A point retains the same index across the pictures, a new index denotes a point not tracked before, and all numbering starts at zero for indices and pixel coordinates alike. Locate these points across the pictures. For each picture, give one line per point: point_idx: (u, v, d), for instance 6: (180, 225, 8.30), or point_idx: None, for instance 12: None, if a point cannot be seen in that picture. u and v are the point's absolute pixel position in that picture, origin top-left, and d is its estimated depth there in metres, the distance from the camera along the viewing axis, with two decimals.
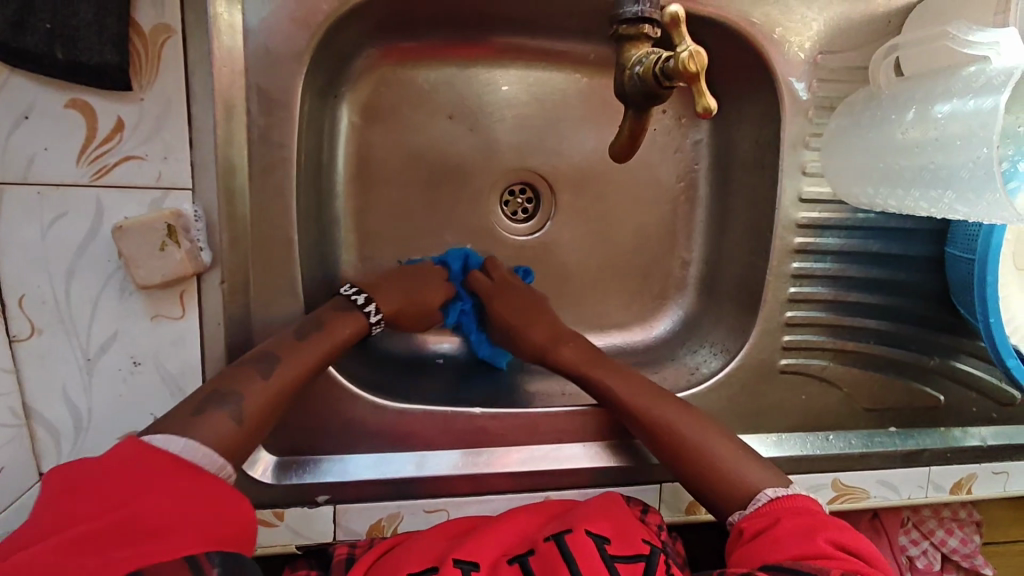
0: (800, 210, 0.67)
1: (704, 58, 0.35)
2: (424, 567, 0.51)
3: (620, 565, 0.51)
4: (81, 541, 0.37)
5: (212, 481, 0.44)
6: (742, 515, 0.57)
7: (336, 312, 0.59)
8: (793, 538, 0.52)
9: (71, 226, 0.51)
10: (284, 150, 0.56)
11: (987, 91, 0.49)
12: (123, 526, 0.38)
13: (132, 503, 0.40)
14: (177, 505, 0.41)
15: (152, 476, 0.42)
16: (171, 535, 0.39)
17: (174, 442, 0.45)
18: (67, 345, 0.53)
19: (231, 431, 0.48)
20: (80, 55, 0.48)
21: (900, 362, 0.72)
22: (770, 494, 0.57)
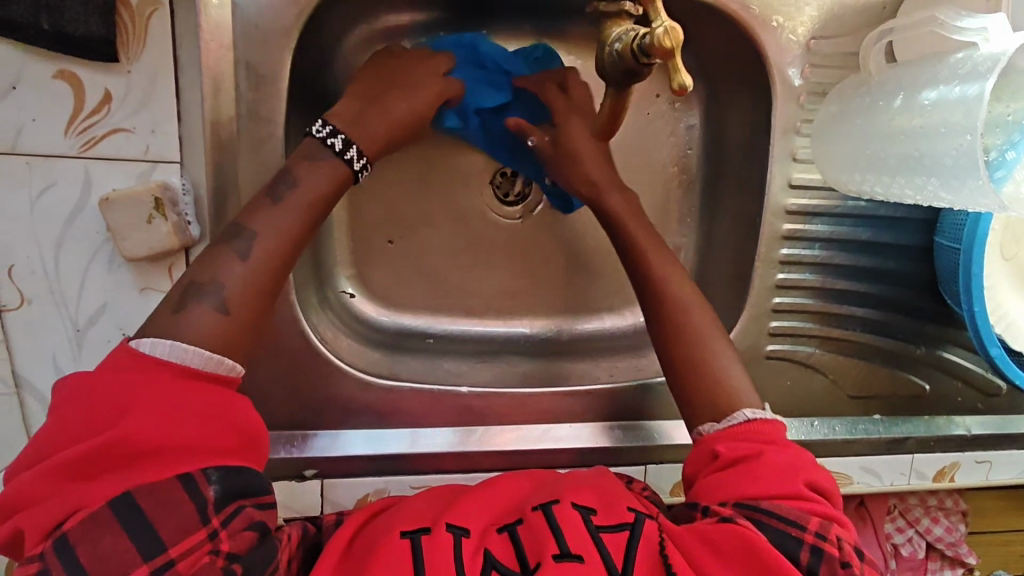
0: (789, 196, 0.68)
1: (680, 33, 0.32)
2: (417, 526, 0.51)
3: (605, 536, 0.50)
4: (78, 462, 0.38)
5: (209, 391, 0.43)
6: (717, 429, 0.56)
7: (313, 167, 0.53)
8: (769, 476, 0.52)
9: (59, 197, 0.52)
10: (272, 126, 0.57)
11: (973, 78, 0.49)
12: (109, 450, 0.39)
13: (123, 420, 0.39)
14: (171, 421, 0.40)
15: (143, 388, 0.41)
16: (159, 457, 0.40)
17: (161, 347, 0.43)
18: (56, 315, 0.54)
19: (216, 322, 0.46)
20: (66, 26, 0.48)
21: (885, 350, 0.73)
22: (748, 415, 0.56)
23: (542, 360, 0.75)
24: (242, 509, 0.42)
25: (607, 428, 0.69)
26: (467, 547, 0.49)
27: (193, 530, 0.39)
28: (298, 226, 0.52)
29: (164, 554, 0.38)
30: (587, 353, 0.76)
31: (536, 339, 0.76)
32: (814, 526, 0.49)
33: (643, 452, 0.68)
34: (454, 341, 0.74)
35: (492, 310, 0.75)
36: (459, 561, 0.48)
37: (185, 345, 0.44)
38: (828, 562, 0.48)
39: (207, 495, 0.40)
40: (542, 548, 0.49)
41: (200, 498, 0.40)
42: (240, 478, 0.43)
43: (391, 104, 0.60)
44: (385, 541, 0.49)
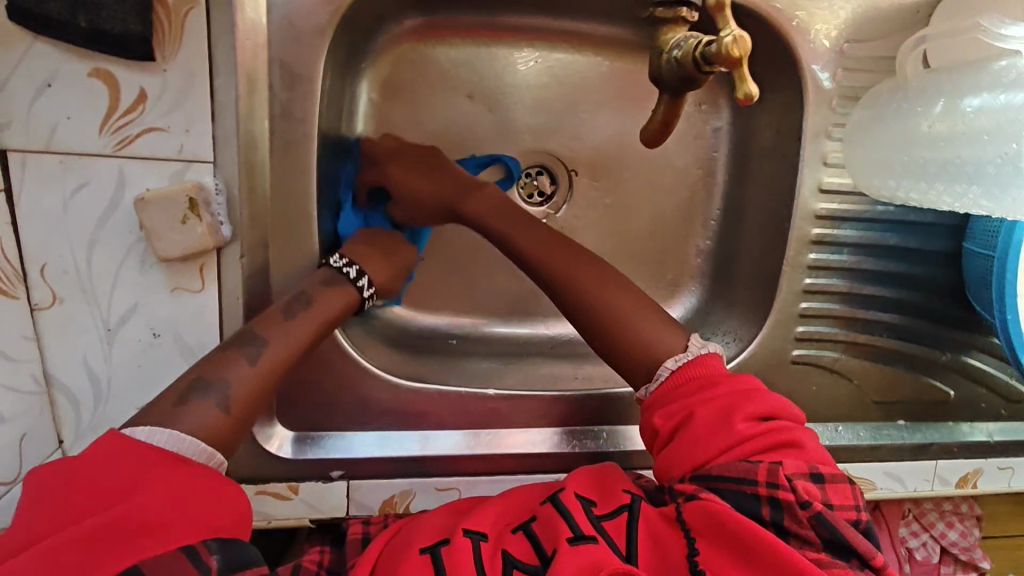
0: (819, 201, 0.67)
1: (748, 42, 0.32)
2: (435, 540, 0.51)
3: (608, 521, 0.50)
4: (77, 542, 0.37)
5: (204, 472, 0.43)
6: (652, 392, 0.57)
7: (326, 286, 0.57)
8: (707, 437, 0.51)
9: (93, 196, 0.51)
10: (305, 127, 0.56)
11: (1017, 86, 0.49)
12: (112, 527, 0.37)
13: (125, 499, 0.39)
14: (174, 498, 0.40)
15: (143, 469, 0.41)
16: (163, 530, 0.39)
17: (159, 435, 0.44)
18: (88, 314, 0.54)
19: (217, 421, 0.47)
20: (103, 23, 0.48)
21: (911, 355, 0.73)
22: (670, 367, 0.56)
23: (565, 362, 0.75)
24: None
25: (629, 430, 0.69)
26: (487, 549, 0.49)
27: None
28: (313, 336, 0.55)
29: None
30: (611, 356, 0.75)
31: (559, 341, 0.76)
32: (763, 475, 0.48)
33: None
34: (478, 343, 0.74)
35: (514, 313, 0.75)
36: (480, 564, 0.48)
37: (183, 435, 0.45)
38: (790, 509, 0.46)
39: (208, 565, 0.39)
40: (557, 534, 0.49)
41: (204, 567, 0.38)
42: (238, 550, 0.41)
43: (392, 254, 0.63)
44: (406, 558, 0.49)
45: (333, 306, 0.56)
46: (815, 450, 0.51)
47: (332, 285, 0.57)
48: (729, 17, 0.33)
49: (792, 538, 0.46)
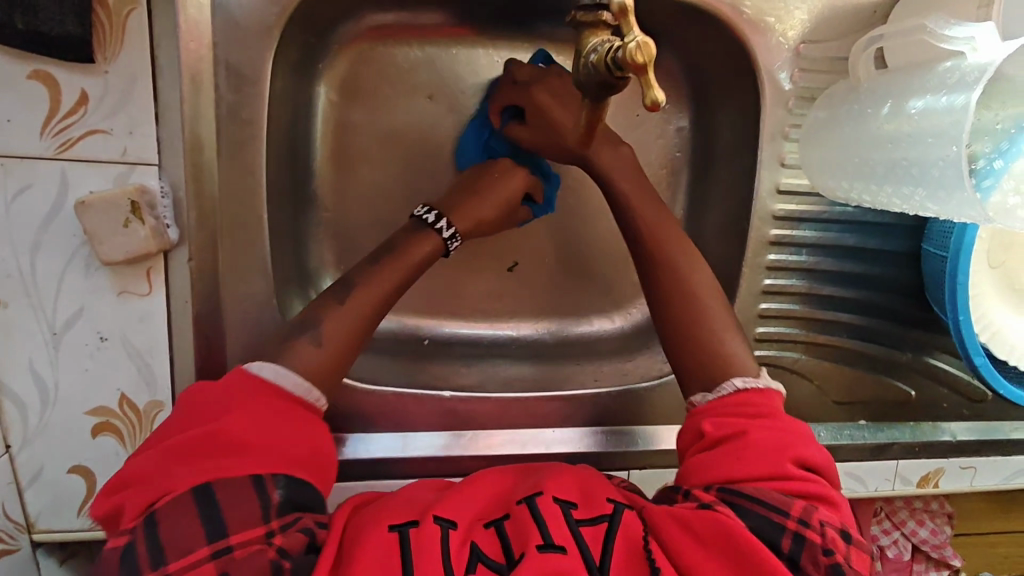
0: (777, 201, 0.67)
1: (653, 49, 0.32)
2: (405, 519, 0.49)
3: (584, 529, 0.49)
4: (183, 447, 0.43)
5: (297, 411, 0.48)
6: (710, 402, 0.55)
7: (412, 234, 0.58)
8: (755, 455, 0.50)
9: (35, 199, 0.51)
10: (253, 128, 0.56)
11: (960, 88, 0.49)
12: (208, 441, 0.43)
13: (225, 417, 0.45)
14: (261, 427, 0.45)
15: (245, 396, 0.46)
16: (250, 449, 0.44)
17: (268, 371, 0.48)
18: (31, 319, 0.53)
19: (314, 358, 0.50)
20: (41, 25, 0.47)
21: (872, 356, 0.73)
22: (737, 385, 0.55)
23: (527, 364, 0.74)
24: (300, 521, 0.43)
25: (592, 433, 0.68)
26: (454, 539, 0.48)
27: (254, 524, 0.41)
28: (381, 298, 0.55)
29: (224, 539, 0.40)
30: (574, 358, 0.75)
31: (521, 342, 0.76)
32: (797, 511, 0.48)
33: (627, 457, 0.68)
34: (441, 345, 0.74)
35: (480, 313, 0.75)
36: (447, 554, 0.46)
37: (288, 372, 0.48)
38: (812, 550, 0.46)
39: (273, 497, 0.43)
40: (526, 539, 0.48)
41: (265, 500, 0.43)
42: (304, 493, 0.45)
43: (482, 192, 0.60)
44: (373, 534, 0.47)
45: (416, 254, 0.57)
46: (848, 517, 0.51)
47: (399, 246, 0.57)
48: (635, 24, 0.33)
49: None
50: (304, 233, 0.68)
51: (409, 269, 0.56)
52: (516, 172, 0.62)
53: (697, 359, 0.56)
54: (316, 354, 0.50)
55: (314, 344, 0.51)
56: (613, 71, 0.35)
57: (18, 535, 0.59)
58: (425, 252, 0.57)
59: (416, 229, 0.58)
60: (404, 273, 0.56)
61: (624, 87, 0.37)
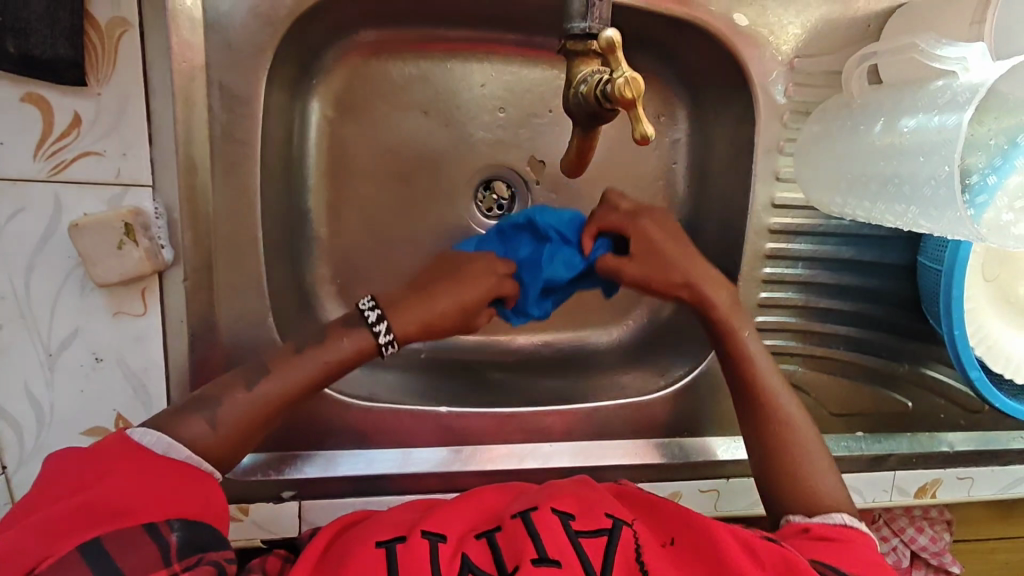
0: (772, 215, 0.67)
1: (641, 84, 0.33)
2: (393, 535, 0.51)
3: (583, 540, 0.51)
4: (46, 519, 0.40)
5: (177, 464, 0.46)
6: (810, 522, 0.55)
7: (342, 328, 0.54)
8: (859, 562, 0.50)
9: (29, 222, 0.51)
10: (247, 148, 0.55)
11: (952, 108, 0.49)
12: (77, 507, 0.40)
13: (90, 484, 0.42)
14: (137, 483, 0.43)
15: (111, 461, 0.44)
16: (128, 507, 0.42)
17: (150, 436, 0.46)
18: (27, 340, 0.53)
19: (206, 436, 0.49)
20: (33, 49, 0.47)
21: (868, 368, 0.73)
22: (844, 519, 0.54)
23: (523, 377, 0.74)
24: (204, 556, 0.42)
25: (589, 447, 0.68)
26: (445, 552, 0.50)
27: (157, 565, 0.39)
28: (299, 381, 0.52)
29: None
30: (572, 372, 0.75)
31: (518, 356, 0.76)
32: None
33: (624, 472, 0.68)
34: (438, 359, 0.74)
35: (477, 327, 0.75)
36: (436, 565, 0.48)
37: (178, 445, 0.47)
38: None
39: (168, 540, 0.41)
40: (520, 552, 0.49)
41: (163, 542, 0.41)
42: (202, 534, 0.43)
43: (432, 297, 0.56)
44: (360, 549, 0.49)
45: (336, 348, 0.54)
46: None
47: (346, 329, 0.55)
48: (621, 59, 0.34)
49: None
50: (299, 249, 0.68)
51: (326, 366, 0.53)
52: (488, 277, 0.58)
53: (790, 480, 0.58)
54: (208, 435, 0.48)
55: (208, 425, 0.49)
56: (602, 102, 0.36)
57: None
58: (353, 348, 0.54)
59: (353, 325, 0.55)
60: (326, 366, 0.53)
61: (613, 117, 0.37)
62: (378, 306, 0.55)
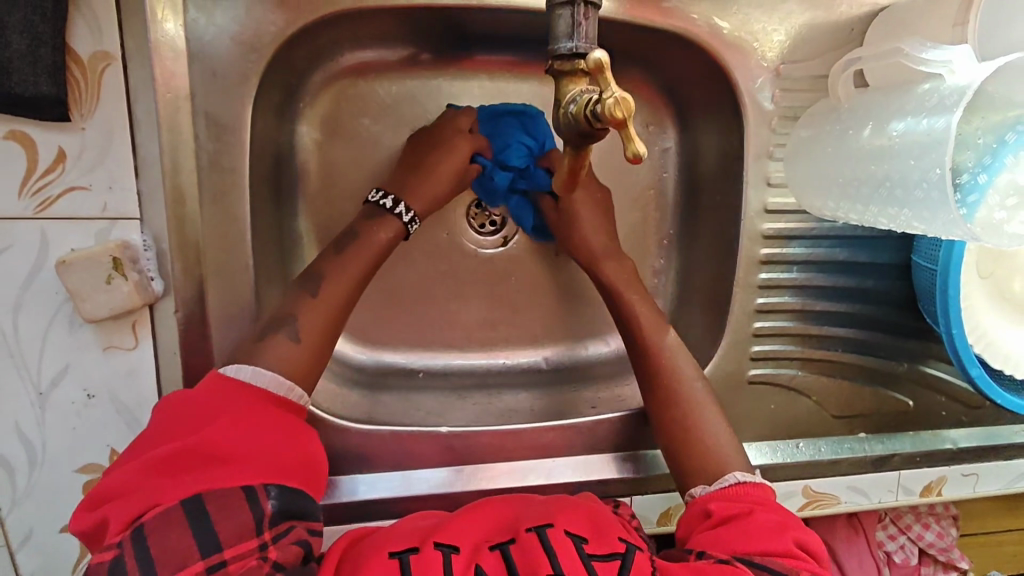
0: (765, 220, 0.67)
1: (632, 103, 0.32)
2: (406, 546, 0.51)
3: (596, 563, 0.50)
4: (164, 460, 0.43)
5: (285, 426, 0.49)
6: (707, 492, 0.58)
7: (369, 222, 0.62)
8: (760, 531, 0.52)
9: (15, 260, 0.50)
10: (236, 174, 0.55)
11: (940, 111, 0.49)
12: (191, 454, 0.43)
13: (208, 429, 0.45)
14: (243, 439, 0.46)
15: (225, 410, 0.47)
16: (235, 462, 0.44)
17: (245, 371, 0.51)
18: (17, 379, 0.52)
19: (291, 352, 0.54)
20: (14, 86, 0.46)
21: (868, 368, 0.73)
22: (738, 477, 0.58)
23: (525, 392, 0.74)
24: (297, 535, 0.44)
25: (591, 459, 0.68)
26: (458, 564, 0.49)
27: (249, 533, 0.42)
28: (357, 272, 0.59)
29: (219, 553, 0.40)
30: (571, 384, 0.75)
31: (519, 369, 0.76)
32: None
33: (628, 483, 0.68)
34: (439, 377, 0.74)
35: (475, 343, 0.75)
36: (450, 570, 0.48)
37: (264, 370, 0.52)
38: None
39: (263, 507, 0.43)
40: (537, 568, 0.48)
41: (258, 510, 0.43)
42: (295, 499, 0.45)
43: (432, 171, 0.64)
44: (374, 562, 0.49)
45: (374, 239, 0.61)
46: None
47: (377, 218, 0.62)
48: (611, 78, 0.34)
49: None
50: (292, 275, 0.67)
51: (371, 265, 0.61)
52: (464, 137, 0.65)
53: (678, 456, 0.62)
54: (295, 350, 0.54)
55: (291, 339, 0.54)
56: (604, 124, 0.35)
57: None
58: (386, 236, 0.62)
59: (383, 217, 0.62)
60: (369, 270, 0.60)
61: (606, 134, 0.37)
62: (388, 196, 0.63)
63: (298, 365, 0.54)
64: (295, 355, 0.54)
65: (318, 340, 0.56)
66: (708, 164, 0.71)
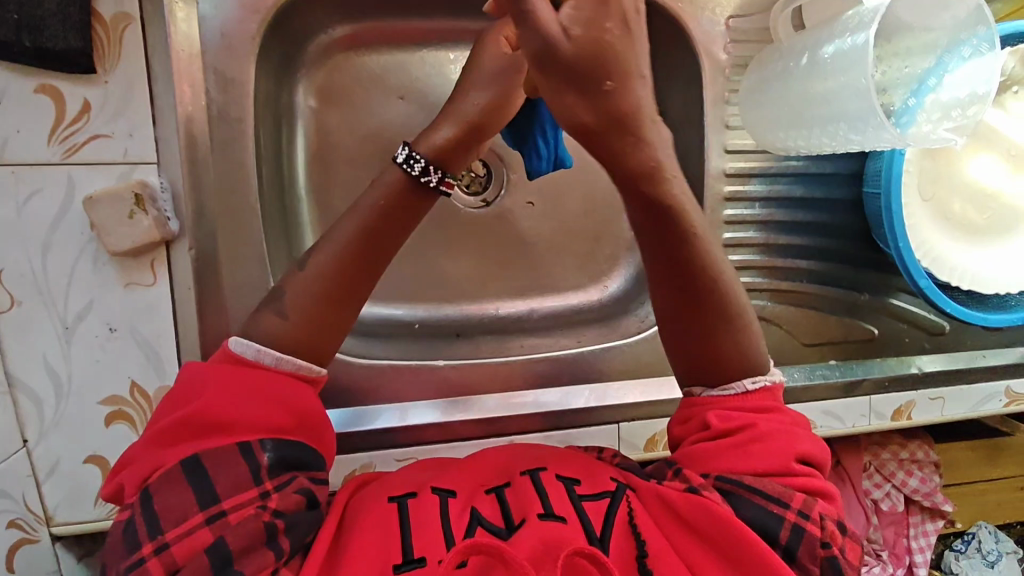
0: (726, 160, 0.73)
1: None
2: (404, 492, 0.52)
3: (586, 503, 0.50)
4: (165, 431, 0.45)
5: (280, 381, 0.49)
6: (713, 395, 0.53)
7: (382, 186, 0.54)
8: (762, 451, 0.50)
9: (44, 202, 0.55)
10: (242, 125, 0.61)
11: (859, 29, 0.56)
12: (187, 424, 0.45)
13: (198, 400, 0.46)
14: (234, 403, 0.46)
15: (214, 377, 0.47)
16: (228, 426, 0.46)
17: (248, 348, 0.49)
18: (45, 314, 0.57)
19: (280, 326, 0.50)
20: (47, 41, 0.52)
21: (833, 298, 0.79)
22: (747, 386, 0.52)
23: (514, 338, 0.78)
24: (297, 484, 0.46)
25: (580, 390, 0.72)
26: (454, 506, 0.50)
27: (247, 485, 0.44)
28: (355, 228, 0.52)
29: (217, 504, 0.43)
30: (558, 328, 0.80)
31: (508, 319, 0.80)
32: (798, 502, 0.48)
33: (615, 411, 0.72)
34: (435, 327, 0.78)
35: (465, 296, 0.79)
36: (447, 515, 0.48)
37: (269, 351, 0.49)
38: (810, 542, 0.47)
39: (259, 460, 0.45)
40: (527, 507, 0.49)
41: (255, 463, 0.45)
42: (292, 449, 0.48)
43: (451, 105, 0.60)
44: (374, 506, 0.50)
45: (369, 199, 0.53)
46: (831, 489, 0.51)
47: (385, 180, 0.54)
48: None
49: (795, 565, 0.47)
50: (294, 232, 0.73)
51: (368, 241, 0.52)
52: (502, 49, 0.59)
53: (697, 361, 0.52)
54: (280, 325, 0.50)
55: (279, 316, 0.50)
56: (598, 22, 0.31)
57: (39, 528, 0.60)
58: (384, 196, 0.53)
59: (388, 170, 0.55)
60: (368, 244, 0.51)
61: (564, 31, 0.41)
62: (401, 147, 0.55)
63: (304, 333, 0.50)
64: (287, 330, 0.50)
65: (325, 291, 0.50)
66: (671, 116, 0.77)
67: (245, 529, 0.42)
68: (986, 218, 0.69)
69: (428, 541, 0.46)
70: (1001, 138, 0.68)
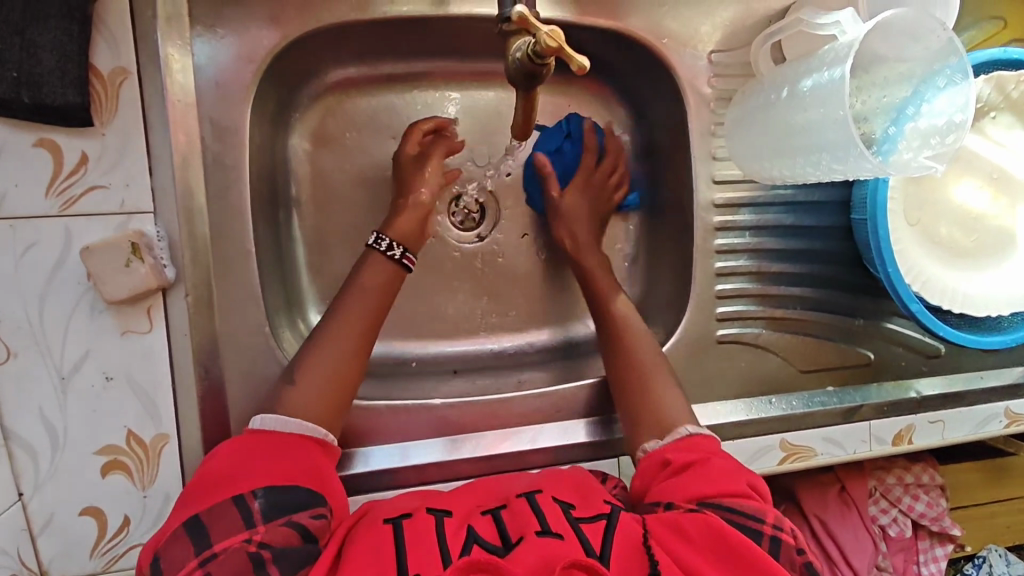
0: (715, 190, 0.75)
1: (558, 32, 0.43)
2: (399, 513, 0.52)
3: (583, 525, 0.50)
4: (185, 497, 0.50)
5: (290, 441, 0.54)
6: (662, 445, 0.61)
7: (379, 262, 0.65)
8: (720, 474, 0.56)
9: (42, 254, 0.56)
10: (236, 171, 0.63)
11: (836, 63, 0.58)
12: (200, 484, 0.50)
13: (214, 462, 0.51)
14: (241, 460, 0.51)
15: (230, 443, 0.53)
16: (234, 479, 0.50)
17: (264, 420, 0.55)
18: (41, 365, 0.57)
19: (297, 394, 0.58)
20: (45, 97, 0.54)
21: (829, 324, 0.79)
22: (688, 430, 0.62)
23: (510, 372, 0.78)
24: (287, 517, 0.48)
25: (579, 423, 0.72)
26: (450, 524, 0.50)
27: (236, 530, 0.47)
28: (364, 311, 0.62)
29: (211, 548, 0.46)
30: (558, 360, 0.80)
31: (505, 353, 0.80)
32: (772, 517, 0.53)
33: (614, 444, 0.72)
34: (433, 364, 0.78)
35: (461, 331, 0.79)
36: (443, 533, 0.48)
37: (288, 419, 0.56)
38: (787, 551, 0.52)
39: (251, 506, 0.48)
40: (525, 524, 0.49)
41: (246, 511, 0.48)
42: (287, 495, 0.49)
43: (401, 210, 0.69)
44: (369, 529, 0.50)
45: (370, 278, 0.64)
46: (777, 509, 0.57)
47: (365, 261, 0.65)
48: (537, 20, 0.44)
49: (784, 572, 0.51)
50: (290, 273, 0.73)
51: (365, 327, 0.62)
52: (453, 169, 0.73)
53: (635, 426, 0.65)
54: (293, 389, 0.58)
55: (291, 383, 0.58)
56: None
57: None
58: (377, 277, 0.64)
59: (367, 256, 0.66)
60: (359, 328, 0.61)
61: (545, 75, 0.47)
62: (382, 236, 0.66)
63: (319, 407, 0.58)
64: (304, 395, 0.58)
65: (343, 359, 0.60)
66: (660, 148, 0.79)
67: (234, 562, 0.45)
68: (973, 240, 0.70)
69: (425, 557, 0.45)
70: (982, 162, 0.70)
